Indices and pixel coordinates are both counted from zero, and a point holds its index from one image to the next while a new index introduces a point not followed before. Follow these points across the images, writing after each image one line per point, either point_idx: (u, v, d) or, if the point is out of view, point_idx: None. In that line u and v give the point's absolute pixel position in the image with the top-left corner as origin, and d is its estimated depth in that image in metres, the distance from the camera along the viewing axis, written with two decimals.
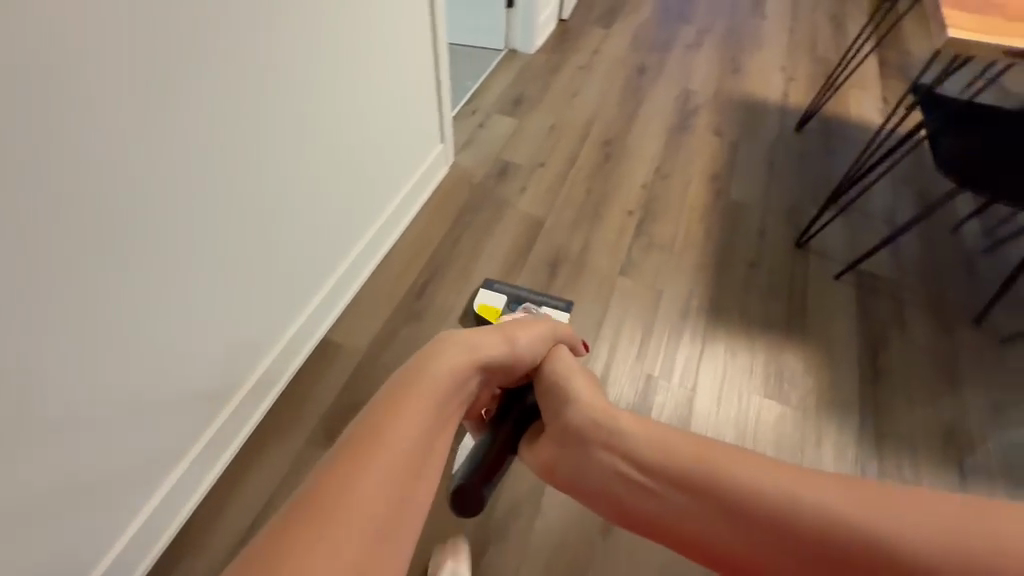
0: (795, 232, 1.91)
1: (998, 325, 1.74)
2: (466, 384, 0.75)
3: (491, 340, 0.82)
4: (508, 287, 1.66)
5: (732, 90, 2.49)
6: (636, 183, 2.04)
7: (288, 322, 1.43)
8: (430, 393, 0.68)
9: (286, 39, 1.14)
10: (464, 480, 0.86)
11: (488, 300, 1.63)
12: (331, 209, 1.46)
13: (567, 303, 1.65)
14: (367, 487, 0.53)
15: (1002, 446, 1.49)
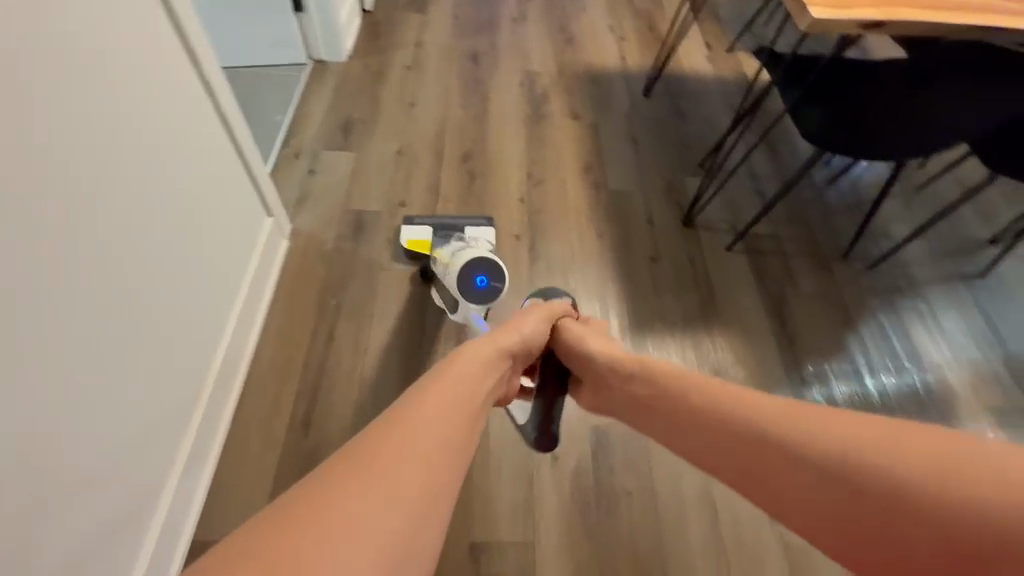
0: (679, 212, 1.85)
1: (862, 255, 1.83)
2: (495, 371, 0.84)
3: (512, 333, 0.95)
4: (430, 218, 1.66)
5: (573, 62, 2.33)
6: (513, 198, 1.83)
7: (141, 539, 1.04)
8: (465, 373, 0.77)
9: (118, 27, 0.92)
10: (536, 431, 1.24)
11: (414, 234, 1.62)
12: (206, 248, 1.22)
13: (488, 219, 1.70)
14: (421, 433, 0.61)
15: (902, 369, 1.60)
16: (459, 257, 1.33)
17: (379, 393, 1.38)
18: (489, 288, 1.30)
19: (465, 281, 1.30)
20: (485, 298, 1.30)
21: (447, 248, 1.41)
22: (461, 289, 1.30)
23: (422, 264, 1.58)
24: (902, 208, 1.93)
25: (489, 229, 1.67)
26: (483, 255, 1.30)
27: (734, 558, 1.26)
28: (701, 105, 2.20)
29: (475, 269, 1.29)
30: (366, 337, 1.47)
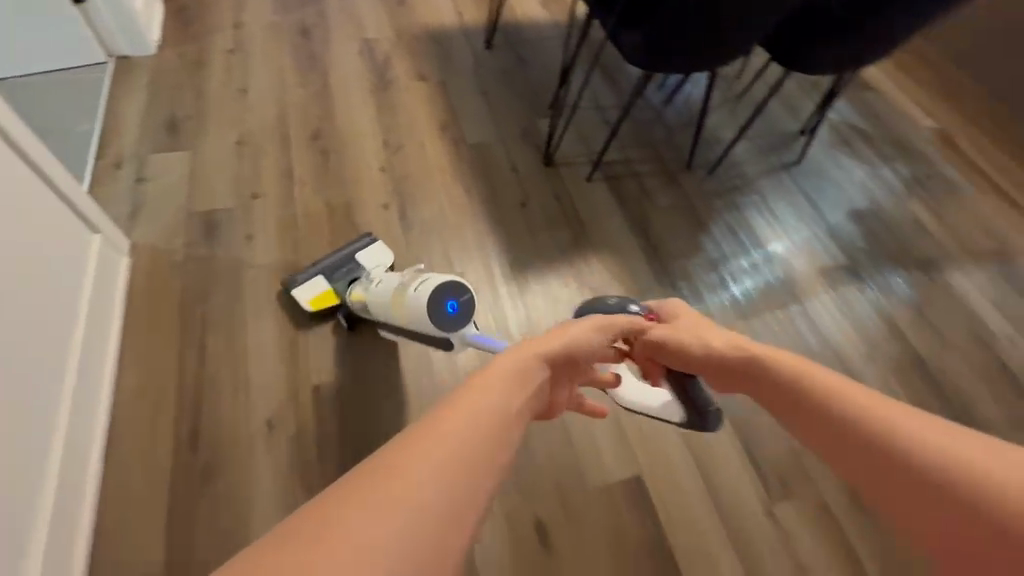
0: (539, 152, 1.93)
1: (701, 163, 2.03)
2: (544, 373, 0.60)
3: (570, 333, 0.72)
4: (317, 266, 1.42)
5: (409, 24, 2.28)
6: (374, 170, 1.78)
7: None
8: (508, 373, 0.55)
9: None
10: (695, 421, 0.96)
11: (311, 291, 1.40)
12: (10, 281, 1.06)
13: (370, 237, 1.50)
14: (459, 441, 0.42)
15: (746, 255, 1.81)
16: (416, 294, 1.09)
17: (268, 390, 1.31)
18: (465, 308, 1.07)
19: (436, 312, 1.05)
20: (468, 318, 1.08)
21: (391, 290, 1.20)
22: (436, 322, 1.05)
23: (340, 319, 1.40)
24: (727, 115, 2.17)
25: (378, 239, 1.48)
26: (440, 278, 1.06)
27: (639, 450, 1.40)
28: (541, 49, 2.26)
29: (442, 295, 1.05)
30: (241, 337, 1.38)
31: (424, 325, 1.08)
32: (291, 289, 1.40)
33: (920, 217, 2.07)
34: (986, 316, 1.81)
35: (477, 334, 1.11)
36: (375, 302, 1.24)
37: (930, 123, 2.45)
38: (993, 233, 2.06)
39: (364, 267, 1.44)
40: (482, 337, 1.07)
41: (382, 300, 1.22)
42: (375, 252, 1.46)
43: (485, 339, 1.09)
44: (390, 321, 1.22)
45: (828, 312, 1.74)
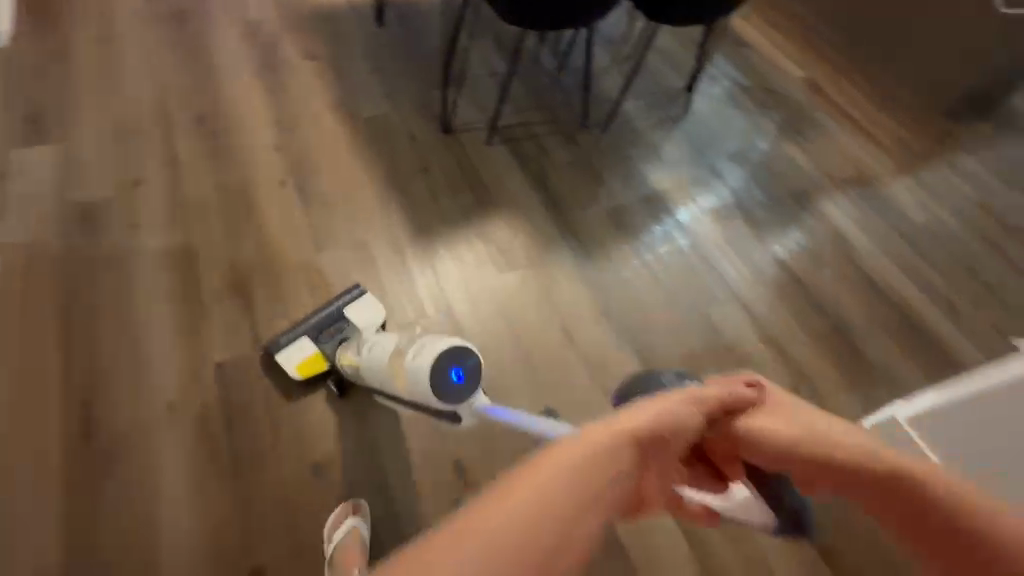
0: (437, 121, 1.95)
1: (595, 121, 2.13)
2: (614, 474, 0.40)
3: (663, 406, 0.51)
4: (301, 329, 1.32)
5: (295, 5, 2.23)
6: (267, 149, 1.74)
7: None
8: (560, 472, 0.38)
9: None
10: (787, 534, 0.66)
11: (297, 355, 1.29)
12: None
13: (357, 289, 1.39)
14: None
15: (642, 202, 1.92)
16: (415, 358, 0.98)
17: (167, 374, 1.27)
18: (470, 376, 0.97)
19: (439, 379, 0.95)
20: (473, 385, 0.98)
21: (388, 353, 1.08)
22: (437, 390, 0.94)
23: (332, 387, 1.29)
24: (616, 76, 2.29)
25: (366, 291, 1.37)
26: (442, 341, 0.97)
27: (551, 387, 1.47)
28: (433, 23, 2.28)
29: (447, 362, 0.95)
30: (133, 325, 1.32)
31: (423, 395, 0.97)
32: (276, 357, 1.29)
33: (795, 156, 2.27)
34: (852, 237, 2.05)
35: (485, 405, 1.00)
36: (371, 368, 1.13)
37: (801, 73, 2.68)
38: (854, 167, 2.31)
39: (354, 325, 1.34)
40: (494, 409, 0.99)
41: (380, 368, 1.11)
42: (364, 308, 1.36)
43: (497, 413, 1.00)
44: (385, 389, 1.10)
45: (717, 246, 1.88)
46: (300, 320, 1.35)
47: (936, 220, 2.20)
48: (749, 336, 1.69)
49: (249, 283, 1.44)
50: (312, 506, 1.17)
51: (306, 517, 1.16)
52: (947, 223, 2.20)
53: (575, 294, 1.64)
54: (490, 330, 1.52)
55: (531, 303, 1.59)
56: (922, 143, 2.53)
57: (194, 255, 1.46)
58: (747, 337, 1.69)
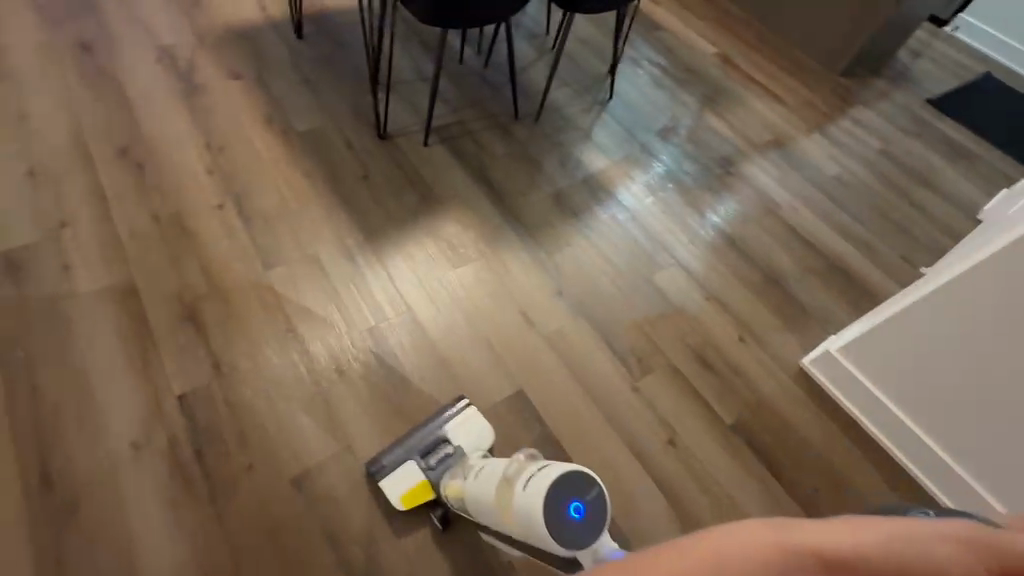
0: (372, 128, 1.96)
1: (527, 112, 2.20)
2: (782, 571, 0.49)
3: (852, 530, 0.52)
4: (405, 453, 1.26)
5: (207, 25, 2.17)
6: (199, 174, 1.70)
7: None
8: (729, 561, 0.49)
9: None
10: None
11: (403, 484, 1.23)
12: None
13: (459, 405, 1.35)
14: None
15: (582, 184, 2.01)
16: (529, 494, 0.93)
17: (126, 413, 1.24)
18: (589, 510, 0.90)
19: (556, 516, 0.88)
20: (596, 524, 0.90)
21: (495, 483, 1.05)
22: (555, 529, 0.88)
23: (436, 516, 1.22)
24: (541, 68, 2.38)
25: (472, 412, 1.32)
26: (556, 471, 0.93)
27: (517, 368, 1.52)
28: (353, 32, 2.29)
29: (564, 493, 0.90)
30: (80, 368, 1.28)
31: (538, 534, 0.90)
32: (381, 484, 1.23)
33: (716, 126, 2.43)
34: (776, 194, 2.22)
35: (609, 548, 0.91)
36: (476, 499, 1.08)
37: (712, 48, 2.85)
38: (770, 130, 2.50)
39: (459, 446, 1.29)
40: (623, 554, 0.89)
41: (485, 500, 1.06)
42: (467, 430, 1.30)
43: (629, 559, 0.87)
44: (494, 524, 1.04)
45: (657, 218, 1.99)
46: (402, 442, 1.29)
47: (845, 171, 2.42)
48: (696, 296, 1.80)
49: (200, 310, 1.42)
50: (298, 518, 1.18)
51: (293, 530, 1.17)
52: (855, 173, 2.42)
53: (530, 279, 1.70)
54: (451, 325, 1.55)
55: (488, 293, 1.64)
56: (825, 103, 2.76)
57: (137, 290, 1.42)
58: (694, 297, 1.80)
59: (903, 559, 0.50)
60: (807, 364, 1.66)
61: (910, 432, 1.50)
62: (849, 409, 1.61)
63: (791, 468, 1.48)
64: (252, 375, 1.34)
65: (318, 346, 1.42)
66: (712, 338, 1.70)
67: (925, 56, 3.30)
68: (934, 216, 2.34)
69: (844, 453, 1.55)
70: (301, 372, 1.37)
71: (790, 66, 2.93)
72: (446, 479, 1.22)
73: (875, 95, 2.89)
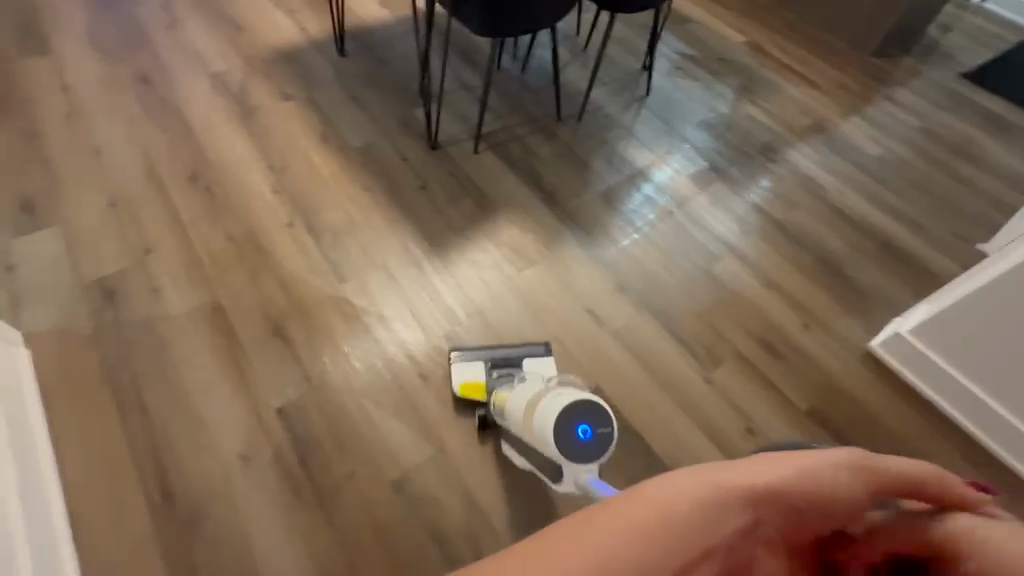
0: (423, 139, 2.02)
1: (569, 114, 2.24)
2: (728, 508, 0.55)
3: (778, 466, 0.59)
4: (482, 351, 1.46)
5: (254, 50, 2.25)
6: (266, 194, 1.76)
7: None
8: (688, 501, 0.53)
9: None
10: None
11: (470, 374, 1.42)
12: None
13: (545, 347, 1.50)
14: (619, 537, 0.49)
15: (630, 180, 2.04)
16: (547, 409, 1.08)
17: (230, 426, 1.30)
18: (597, 437, 1.05)
19: (562, 432, 1.05)
20: (594, 450, 1.05)
21: (528, 398, 1.17)
22: (558, 441, 1.05)
23: (480, 413, 1.36)
24: (576, 70, 2.43)
25: (549, 356, 1.48)
26: (578, 397, 1.07)
27: (589, 364, 1.55)
28: (393, 46, 2.34)
29: (578, 415, 1.05)
30: (184, 386, 1.34)
31: (544, 442, 1.07)
32: (453, 360, 1.45)
33: (753, 114, 2.43)
34: (819, 177, 2.19)
35: (592, 478, 1.05)
36: (509, 406, 1.22)
37: (741, 38, 2.86)
38: (808, 115, 2.50)
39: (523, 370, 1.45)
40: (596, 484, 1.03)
41: (515, 409, 1.20)
42: (537, 366, 1.46)
43: (602, 487, 1.03)
44: (516, 428, 1.18)
45: (708, 208, 2.00)
46: (485, 345, 1.51)
47: (889, 150, 2.39)
48: (753, 282, 1.78)
49: (284, 324, 1.48)
50: (402, 521, 1.23)
51: (399, 532, 1.21)
52: (898, 152, 2.39)
53: (590, 277, 1.73)
54: (521, 327, 1.58)
55: (553, 293, 1.68)
56: (859, 84, 2.75)
57: (225, 309, 1.48)
58: (752, 284, 1.77)
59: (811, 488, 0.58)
60: (875, 347, 1.67)
61: (988, 408, 1.50)
62: (922, 389, 1.61)
63: (869, 450, 1.49)
64: (340, 385, 1.40)
65: (399, 354, 1.47)
66: (776, 323, 1.69)
67: (955, 29, 3.25)
68: (982, 190, 2.30)
69: (922, 433, 1.54)
70: (387, 380, 1.42)
71: (821, 49, 2.92)
72: (499, 385, 1.37)
73: (908, 73, 2.87)
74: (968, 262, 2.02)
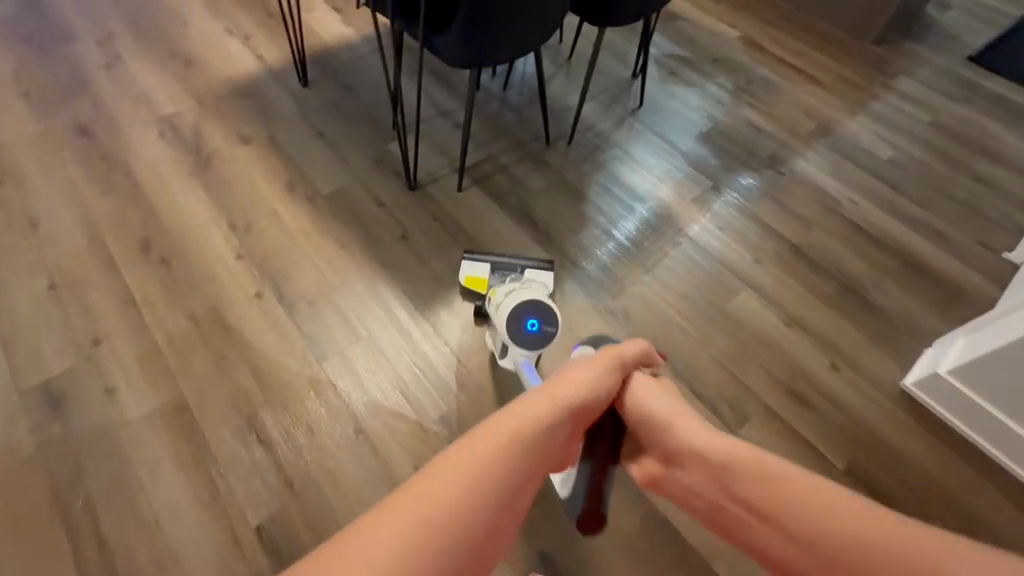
0: (401, 177, 1.83)
1: (558, 135, 2.06)
2: (564, 412, 0.78)
3: (589, 382, 0.87)
4: (489, 255, 1.60)
5: (207, 85, 2.03)
6: (230, 259, 1.57)
7: None
8: (537, 416, 0.74)
9: None
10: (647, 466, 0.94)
11: (474, 271, 1.57)
12: None
13: (546, 263, 1.62)
14: (489, 450, 0.66)
15: (627, 206, 1.88)
16: (504, 303, 1.32)
17: (204, 555, 1.14)
18: (539, 332, 1.29)
19: (515, 324, 1.29)
20: (532, 343, 1.30)
21: (503, 288, 1.38)
22: (509, 326, 1.30)
23: (476, 304, 1.53)
24: (561, 83, 2.25)
25: (550, 271, 1.60)
26: (535, 298, 1.30)
27: None
28: (361, 70, 2.13)
29: (530, 312, 1.29)
30: (150, 509, 1.18)
31: (499, 324, 1.32)
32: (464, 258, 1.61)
33: (752, 119, 2.27)
34: (830, 187, 2.04)
35: (522, 359, 1.33)
36: (489, 291, 1.44)
37: (733, 32, 2.68)
38: (811, 117, 2.34)
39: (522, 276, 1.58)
40: (526, 366, 1.33)
41: (491, 292, 1.42)
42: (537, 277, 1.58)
43: (529, 371, 1.32)
44: (487, 306, 1.44)
45: (715, 233, 1.85)
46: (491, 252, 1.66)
47: (901, 152, 2.24)
48: (775, 320, 1.64)
49: (260, 421, 1.31)
50: None
51: None
52: (908, 151, 2.24)
53: (595, 328, 1.58)
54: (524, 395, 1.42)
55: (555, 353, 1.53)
56: (861, 76, 2.58)
57: (189, 407, 1.31)
58: (772, 322, 1.63)
59: (596, 397, 0.86)
60: (911, 386, 1.53)
61: None
62: (966, 432, 1.46)
63: (913, 508, 1.36)
64: (326, 488, 1.24)
65: (393, 447, 1.31)
66: (800, 365, 1.55)
67: (955, 6, 3.08)
68: (1001, 189, 2.16)
69: (968, 481, 1.41)
70: (379, 477, 1.27)
71: (817, 39, 2.75)
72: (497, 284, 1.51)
73: (911, 59, 2.71)
74: (994, 273, 1.89)
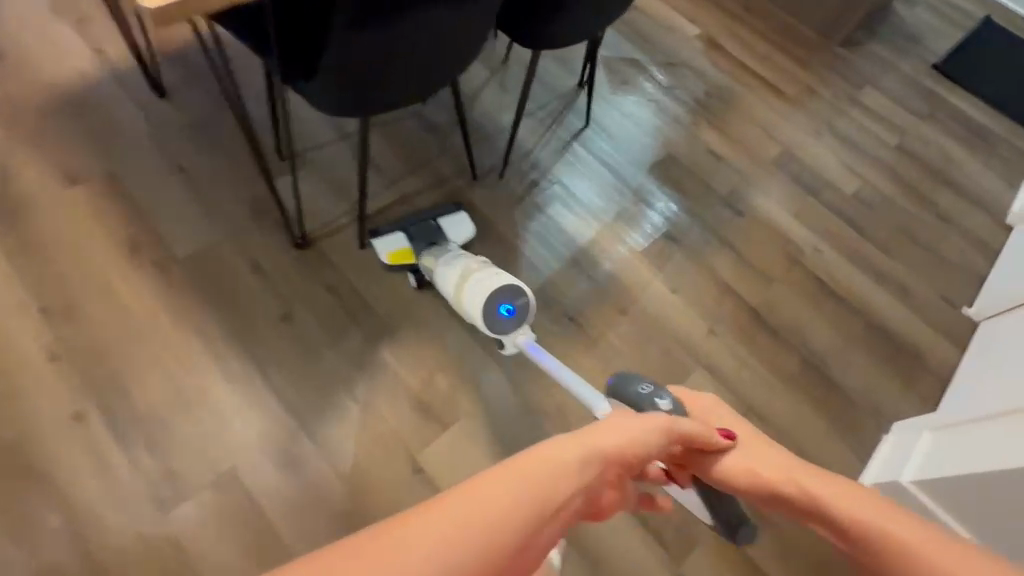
0: (285, 231, 1.44)
1: (486, 167, 1.71)
2: (599, 475, 0.44)
3: (637, 430, 0.51)
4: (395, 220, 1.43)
5: (22, 93, 1.53)
6: (41, 364, 1.19)
7: None
8: (561, 472, 0.40)
9: None
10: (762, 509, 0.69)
11: (390, 246, 1.40)
12: None
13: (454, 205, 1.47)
14: (472, 522, 0.33)
15: (563, 262, 1.60)
16: (473, 298, 1.24)
17: None
18: (515, 312, 1.24)
19: (492, 315, 1.23)
20: (517, 322, 1.26)
21: (456, 278, 1.29)
22: (489, 321, 1.24)
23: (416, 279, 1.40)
24: (491, 94, 1.86)
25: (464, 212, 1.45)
26: (499, 283, 1.23)
27: None
28: (239, 72, 1.65)
29: (500, 300, 1.23)
30: None
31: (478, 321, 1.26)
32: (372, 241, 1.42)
33: (710, 143, 1.99)
34: (792, 232, 1.82)
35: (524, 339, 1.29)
36: (440, 283, 1.33)
37: (694, 29, 2.34)
38: (776, 139, 2.08)
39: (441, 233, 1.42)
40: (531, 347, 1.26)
41: (443, 284, 1.32)
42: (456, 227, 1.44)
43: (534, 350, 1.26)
44: (449, 300, 1.34)
45: (663, 298, 1.60)
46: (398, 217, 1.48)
47: (867, 185, 2.03)
48: None
49: None
50: None
51: None
52: (873, 184, 2.04)
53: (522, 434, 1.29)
54: None
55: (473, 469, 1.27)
56: (831, 88, 2.33)
57: None
58: None
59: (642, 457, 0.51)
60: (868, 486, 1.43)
61: None
62: None
63: None
64: None
65: None
66: None
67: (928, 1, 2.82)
68: (965, 231, 2.01)
69: None
70: None
71: (787, 40, 2.45)
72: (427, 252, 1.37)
73: (882, 67, 2.47)
74: (954, 334, 1.75)
